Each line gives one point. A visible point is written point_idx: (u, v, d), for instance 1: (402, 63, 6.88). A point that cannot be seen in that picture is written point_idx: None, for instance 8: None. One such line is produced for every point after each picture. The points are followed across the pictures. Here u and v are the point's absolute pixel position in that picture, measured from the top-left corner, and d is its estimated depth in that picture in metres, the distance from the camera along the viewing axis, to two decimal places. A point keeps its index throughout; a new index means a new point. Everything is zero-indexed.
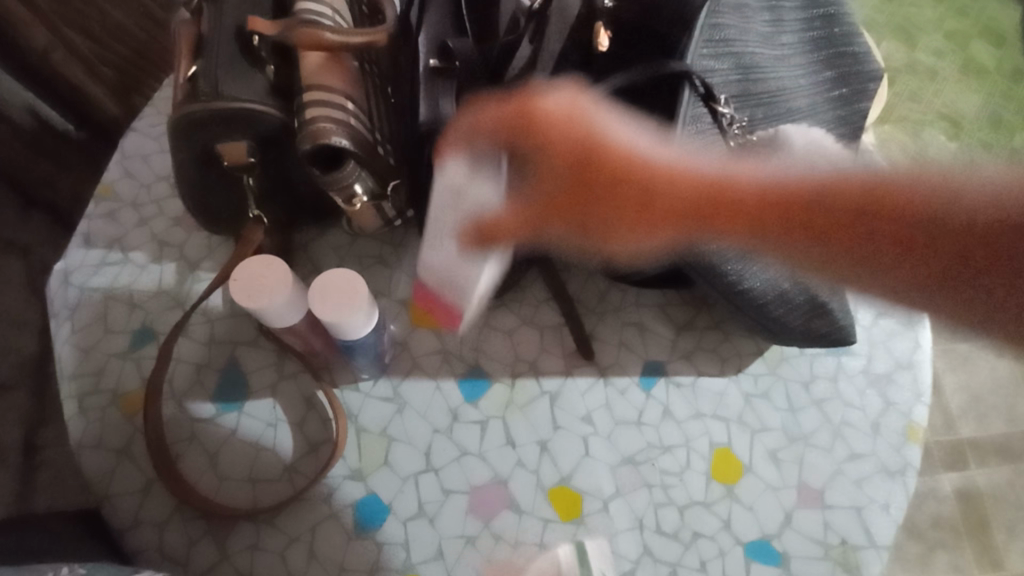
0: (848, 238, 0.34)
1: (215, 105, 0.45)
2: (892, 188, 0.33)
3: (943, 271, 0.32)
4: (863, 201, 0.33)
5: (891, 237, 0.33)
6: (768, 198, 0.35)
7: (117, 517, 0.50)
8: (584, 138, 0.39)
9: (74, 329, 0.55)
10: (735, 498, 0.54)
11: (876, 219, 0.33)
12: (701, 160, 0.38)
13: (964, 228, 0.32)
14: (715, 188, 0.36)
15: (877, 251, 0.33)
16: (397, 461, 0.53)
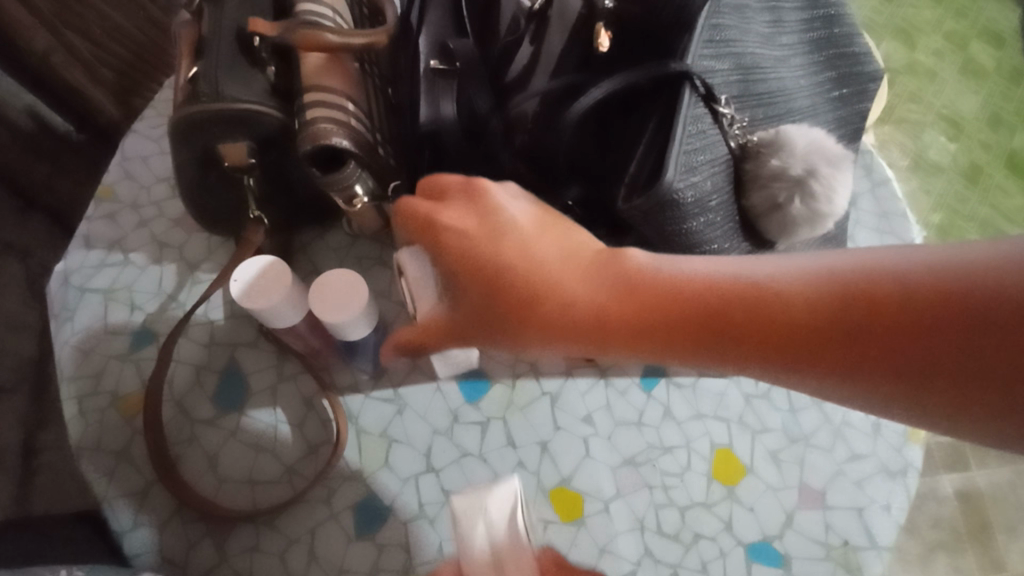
0: (847, 359, 0.27)
1: (215, 106, 0.45)
2: (781, 296, 0.29)
3: (893, 376, 0.26)
4: (774, 345, 0.29)
5: (836, 349, 0.27)
6: (670, 335, 0.32)
7: (116, 519, 0.50)
8: (486, 256, 0.36)
9: (74, 330, 0.55)
10: (736, 499, 0.54)
11: (803, 330, 0.28)
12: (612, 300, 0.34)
13: (899, 328, 0.26)
14: (614, 318, 0.33)
15: (809, 364, 0.28)
16: (397, 462, 0.53)
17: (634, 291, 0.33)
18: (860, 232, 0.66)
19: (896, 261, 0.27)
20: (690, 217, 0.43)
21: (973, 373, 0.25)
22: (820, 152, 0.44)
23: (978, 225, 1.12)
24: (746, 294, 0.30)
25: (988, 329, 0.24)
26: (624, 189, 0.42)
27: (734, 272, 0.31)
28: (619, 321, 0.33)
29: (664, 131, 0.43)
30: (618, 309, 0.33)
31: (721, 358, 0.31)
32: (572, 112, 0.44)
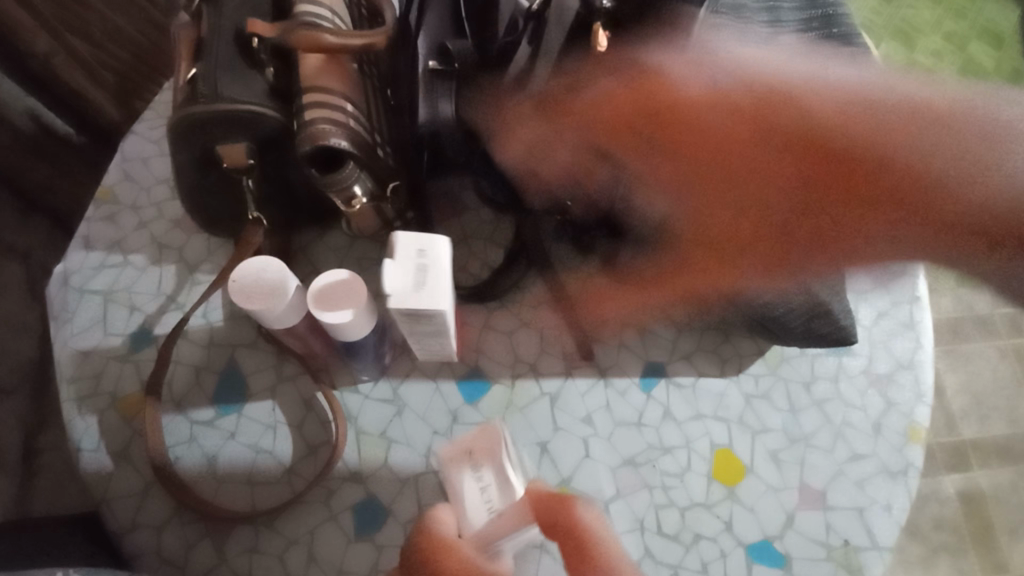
0: (825, 241, 0.43)
1: (215, 107, 0.46)
2: (807, 104, 0.43)
3: (895, 223, 0.40)
4: (835, 161, 0.41)
5: (841, 186, 0.41)
6: (794, 143, 0.42)
7: (116, 520, 0.50)
8: (634, 93, 0.46)
9: (74, 331, 0.55)
10: (736, 499, 0.53)
11: (827, 149, 0.41)
12: (716, 104, 0.44)
13: (906, 170, 0.39)
14: (665, 113, 0.45)
15: (821, 228, 0.42)
16: (396, 463, 0.53)
17: (770, 121, 0.43)
18: None
19: (915, 109, 0.41)
20: None
21: (911, 209, 0.40)
22: None
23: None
24: (729, 155, 0.44)
25: (923, 193, 0.39)
26: None
27: (788, 100, 0.43)
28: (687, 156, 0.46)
29: None
30: (699, 160, 0.46)
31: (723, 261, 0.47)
32: None
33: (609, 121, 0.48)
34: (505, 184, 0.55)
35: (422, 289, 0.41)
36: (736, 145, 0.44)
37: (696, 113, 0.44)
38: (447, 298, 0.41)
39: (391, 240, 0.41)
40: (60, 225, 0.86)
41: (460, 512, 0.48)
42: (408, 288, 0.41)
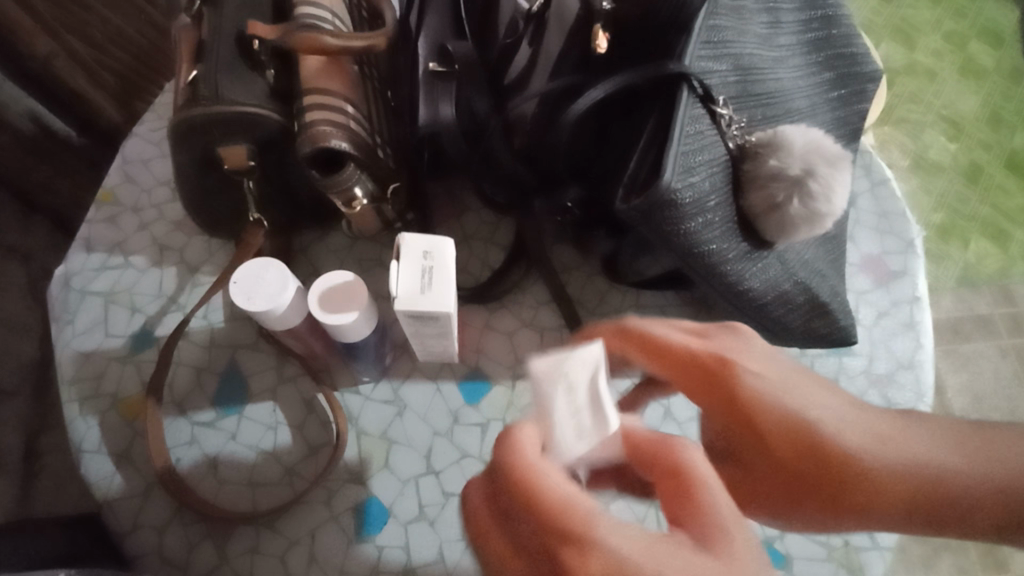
0: (848, 514, 0.34)
1: (214, 109, 0.45)
2: (949, 479, 0.34)
3: (967, 525, 0.34)
4: (924, 505, 0.34)
5: (905, 508, 0.34)
6: (886, 490, 0.33)
7: (117, 521, 0.50)
8: (785, 414, 0.34)
9: (75, 333, 0.55)
10: None
11: (927, 501, 0.34)
12: (885, 463, 0.34)
13: (915, 499, 0.33)
14: (834, 466, 0.34)
15: (824, 502, 0.34)
16: (397, 464, 0.53)
17: (848, 492, 0.34)
18: (859, 232, 0.66)
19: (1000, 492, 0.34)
20: (688, 217, 0.42)
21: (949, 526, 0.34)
22: (817, 152, 0.44)
23: (979, 225, 1.12)
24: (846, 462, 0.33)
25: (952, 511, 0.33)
26: (622, 189, 0.42)
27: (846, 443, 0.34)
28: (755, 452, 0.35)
29: (663, 133, 0.43)
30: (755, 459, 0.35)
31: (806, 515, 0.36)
32: (566, 118, 0.44)
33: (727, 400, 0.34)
34: (502, 186, 0.56)
35: (428, 291, 0.40)
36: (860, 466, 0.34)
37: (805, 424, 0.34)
38: (453, 299, 0.40)
39: (397, 243, 0.40)
40: (62, 227, 0.87)
41: (548, 434, 0.31)
42: (414, 290, 0.39)
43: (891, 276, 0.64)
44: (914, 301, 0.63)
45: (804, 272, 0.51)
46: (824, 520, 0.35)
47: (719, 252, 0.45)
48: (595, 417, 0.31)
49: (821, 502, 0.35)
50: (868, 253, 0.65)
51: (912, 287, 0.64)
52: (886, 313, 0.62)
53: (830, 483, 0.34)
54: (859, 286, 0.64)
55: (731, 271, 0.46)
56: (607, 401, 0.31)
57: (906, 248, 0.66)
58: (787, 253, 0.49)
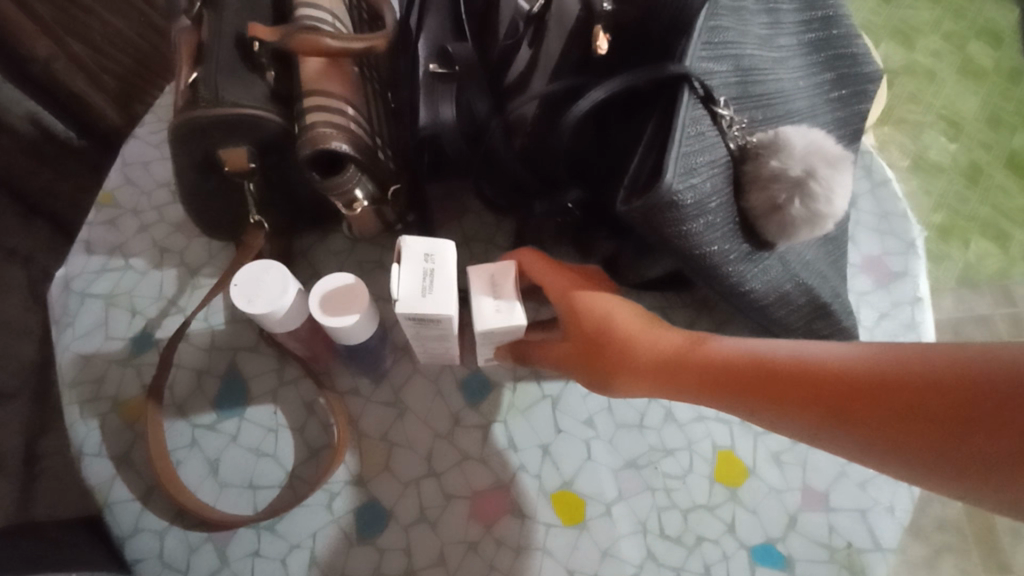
0: (850, 414, 0.35)
1: (215, 111, 0.45)
2: (821, 360, 0.37)
3: (972, 439, 0.30)
4: (886, 394, 0.33)
5: (896, 414, 0.33)
6: (832, 388, 0.36)
7: (117, 524, 0.50)
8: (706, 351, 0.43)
9: (76, 336, 0.55)
10: (738, 501, 0.54)
11: (862, 393, 0.34)
12: (809, 353, 0.38)
13: (888, 390, 0.33)
14: (772, 371, 0.39)
15: (837, 405, 0.35)
16: (398, 466, 0.53)
17: (777, 380, 0.38)
18: (860, 233, 0.66)
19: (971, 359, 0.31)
20: (688, 219, 0.42)
21: (964, 417, 0.30)
22: (819, 153, 0.44)
23: (979, 225, 1.12)
24: (780, 366, 0.38)
25: (921, 411, 0.32)
26: (623, 190, 0.41)
27: (781, 353, 0.39)
28: (697, 374, 0.42)
29: (664, 134, 0.42)
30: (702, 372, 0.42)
31: (800, 419, 0.37)
32: (567, 120, 0.44)
33: (676, 365, 0.43)
34: (501, 188, 0.57)
35: (430, 293, 0.39)
36: (775, 370, 0.38)
37: (731, 355, 0.41)
38: (455, 301, 0.40)
39: (398, 246, 0.40)
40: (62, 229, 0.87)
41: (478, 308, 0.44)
42: (415, 293, 0.39)
43: (893, 277, 0.64)
44: (915, 301, 0.63)
45: (805, 273, 0.50)
46: (770, 414, 0.38)
47: (720, 253, 0.44)
48: (509, 308, 0.44)
49: (834, 406, 0.35)
50: (869, 254, 0.65)
51: (914, 288, 0.64)
52: (887, 314, 0.62)
53: (766, 384, 0.39)
54: (860, 286, 0.64)
55: (732, 272, 0.46)
56: (514, 299, 0.45)
57: (907, 248, 0.66)
58: (788, 254, 0.49)
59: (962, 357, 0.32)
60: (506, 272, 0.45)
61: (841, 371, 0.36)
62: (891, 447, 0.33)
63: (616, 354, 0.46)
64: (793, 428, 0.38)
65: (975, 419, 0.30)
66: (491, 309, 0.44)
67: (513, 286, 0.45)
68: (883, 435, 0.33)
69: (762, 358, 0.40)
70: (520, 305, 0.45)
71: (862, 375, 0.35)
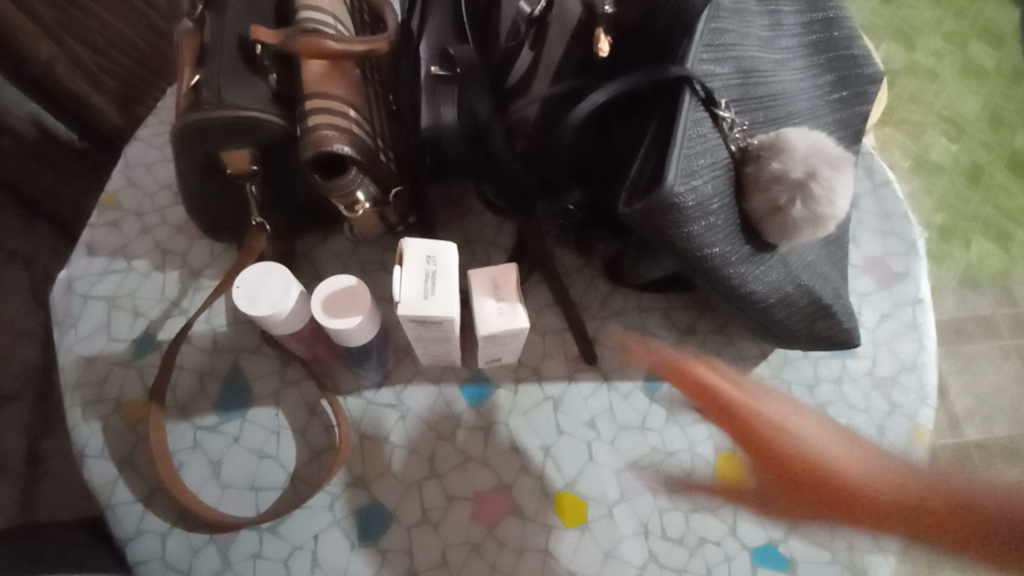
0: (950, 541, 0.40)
1: (217, 114, 0.45)
2: (869, 493, 0.46)
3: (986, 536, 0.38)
4: (944, 505, 0.41)
5: (925, 518, 0.42)
6: (903, 510, 0.43)
7: (119, 526, 0.50)
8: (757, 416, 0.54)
9: (78, 338, 0.55)
10: (740, 503, 0.54)
11: (859, 500, 0.45)
12: (871, 477, 0.46)
13: (912, 500, 0.43)
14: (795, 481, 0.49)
15: (885, 514, 0.44)
16: (400, 468, 0.53)
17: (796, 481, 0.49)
18: (861, 234, 0.66)
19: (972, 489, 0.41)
20: (690, 221, 0.42)
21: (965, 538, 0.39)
22: (820, 154, 0.44)
23: (980, 225, 1.12)
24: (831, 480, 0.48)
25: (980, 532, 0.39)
26: (624, 193, 0.42)
27: (854, 477, 0.47)
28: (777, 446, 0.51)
29: (665, 136, 0.42)
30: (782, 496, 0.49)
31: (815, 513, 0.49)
32: (568, 123, 0.44)
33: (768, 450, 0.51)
34: (504, 190, 0.58)
35: (431, 295, 0.39)
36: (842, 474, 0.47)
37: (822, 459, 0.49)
38: (456, 303, 0.40)
39: (399, 248, 0.40)
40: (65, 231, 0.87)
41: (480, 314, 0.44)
42: (416, 295, 0.39)
43: (895, 277, 0.64)
44: (917, 302, 0.63)
45: (807, 274, 0.50)
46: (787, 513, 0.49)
47: (722, 255, 0.44)
48: (511, 313, 0.44)
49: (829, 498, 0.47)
50: (871, 254, 0.65)
51: (915, 288, 0.64)
52: (889, 315, 0.63)
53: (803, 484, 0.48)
54: (862, 287, 0.64)
55: (734, 273, 0.46)
56: (517, 302, 0.45)
57: (909, 249, 0.66)
58: (790, 256, 0.49)
59: (948, 478, 0.43)
60: (508, 277, 0.45)
61: (875, 491, 0.46)
62: (926, 532, 0.41)
63: (750, 439, 0.53)
64: (810, 515, 0.49)
65: (975, 532, 0.39)
66: (493, 313, 0.44)
67: (515, 289, 0.45)
68: (908, 527, 0.43)
69: (822, 464, 0.49)
70: (522, 310, 0.45)
71: (914, 494, 0.44)
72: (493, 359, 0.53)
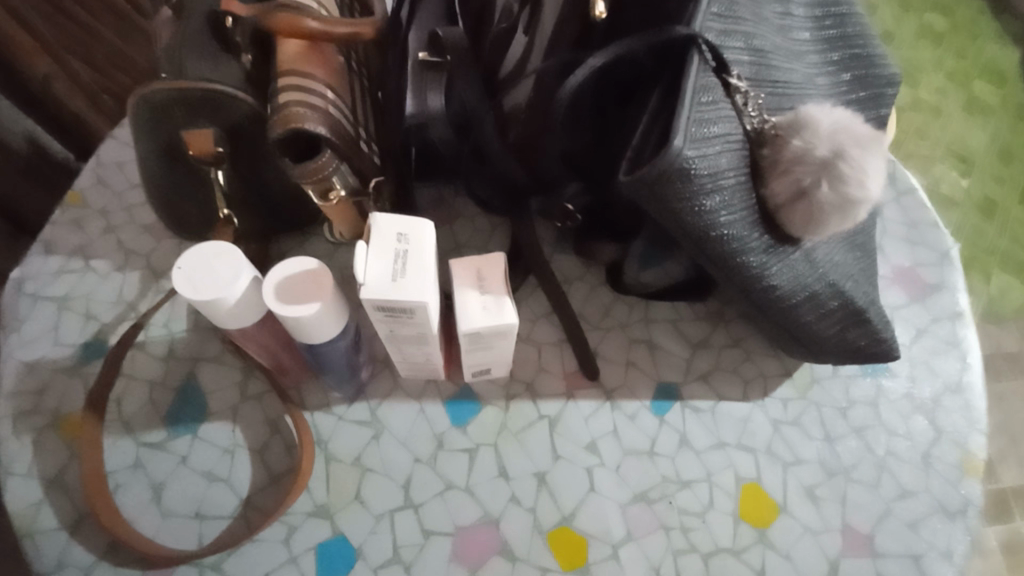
0: None
1: (177, 85, 0.41)
2: None
3: None
4: None
5: None
6: None
7: (38, 558, 0.42)
8: None
9: (22, 341, 0.50)
10: (769, 544, 0.46)
11: None
12: None
13: None
14: None
15: None
16: (371, 496, 0.46)
17: None
18: (888, 243, 0.60)
19: None
20: (703, 193, 0.35)
21: None
22: (847, 133, 0.39)
23: (999, 258, 1.06)
24: None
25: None
26: (625, 161, 0.35)
27: None
28: None
29: (672, 100, 0.36)
30: None
31: None
32: (564, 90, 0.40)
33: None
34: (497, 187, 0.53)
35: (401, 278, 0.34)
36: None
37: None
38: (431, 287, 0.34)
39: (368, 224, 0.35)
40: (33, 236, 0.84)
41: (460, 313, 0.38)
42: (384, 277, 0.34)
43: (928, 289, 0.58)
44: (956, 317, 0.57)
45: (837, 274, 0.45)
46: None
47: (740, 240, 0.38)
48: (497, 307, 0.38)
49: None
50: (900, 265, 0.59)
51: (952, 301, 0.58)
52: (925, 330, 0.56)
53: None
54: (892, 301, 0.57)
55: (753, 264, 0.40)
56: (504, 294, 0.39)
57: (941, 260, 0.60)
58: (816, 251, 0.43)
59: None
60: (495, 267, 0.39)
61: None
62: None
63: None
64: None
65: None
66: (477, 308, 0.38)
67: (502, 280, 0.39)
68: None
69: None
70: (511, 305, 0.39)
71: None
72: (481, 372, 0.48)
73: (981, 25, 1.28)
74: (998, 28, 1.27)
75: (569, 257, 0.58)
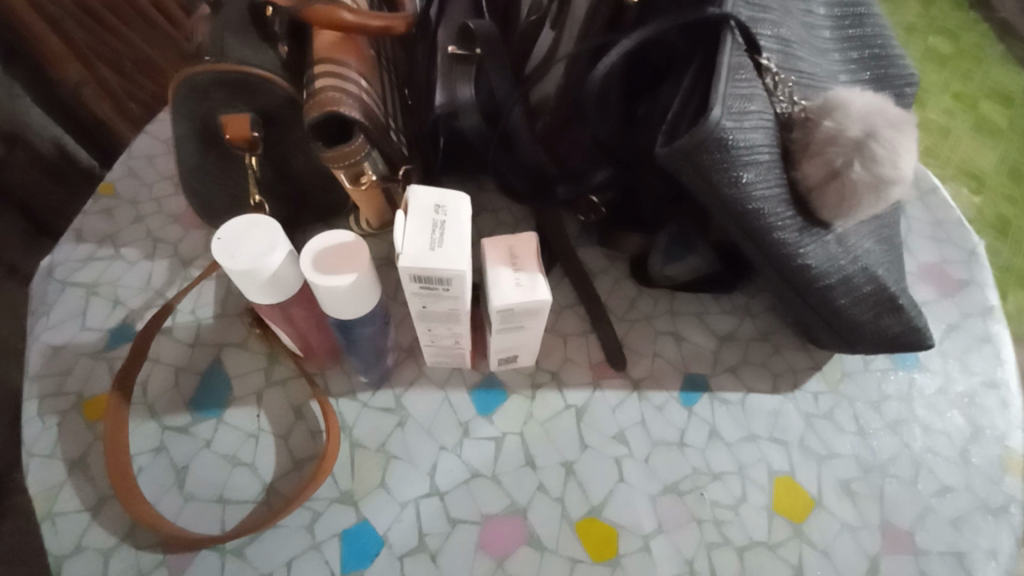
0: None
1: (217, 67, 0.42)
2: None
3: None
4: None
5: None
6: None
7: (55, 541, 0.42)
8: None
9: (48, 325, 0.50)
10: (807, 539, 0.45)
11: None
12: None
13: None
14: None
15: None
16: (395, 484, 0.45)
17: None
18: (914, 241, 0.60)
19: None
20: (738, 164, 0.36)
21: None
22: (880, 114, 0.39)
23: (1016, 277, 1.04)
24: None
25: None
26: (662, 135, 0.36)
27: None
28: None
29: (706, 76, 0.37)
30: None
31: None
32: (595, 75, 0.41)
33: None
34: (523, 177, 0.54)
35: (439, 247, 0.34)
36: None
37: None
38: (468, 257, 0.34)
39: (405, 197, 0.35)
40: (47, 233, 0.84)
41: (494, 290, 0.38)
42: (422, 247, 0.34)
43: (957, 286, 0.57)
44: (988, 312, 0.56)
45: (869, 259, 0.44)
46: None
47: (773, 215, 0.38)
48: (530, 283, 0.38)
49: None
50: (928, 262, 0.59)
51: (982, 297, 0.57)
52: (957, 325, 0.55)
53: None
54: (922, 297, 0.57)
55: (787, 241, 0.40)
56: (537, 272, 0.39)
57: (968, 257, 0.59)
58: (848, 235, 0.43)
59: None
60: (527, 245, 0.39)
61: None
62: None
63: None
64: None
65: None
66: (510, 285, 0.38)
67: (536, 259, 0.39)
68: None
69: None
70: (544, 282, 0.38)
71: None
72: (507, 359, 0.48)
73: (985, 49, 1.26)
74: (1004, 49, 1.26)
75: (594, 250, 0.58)
